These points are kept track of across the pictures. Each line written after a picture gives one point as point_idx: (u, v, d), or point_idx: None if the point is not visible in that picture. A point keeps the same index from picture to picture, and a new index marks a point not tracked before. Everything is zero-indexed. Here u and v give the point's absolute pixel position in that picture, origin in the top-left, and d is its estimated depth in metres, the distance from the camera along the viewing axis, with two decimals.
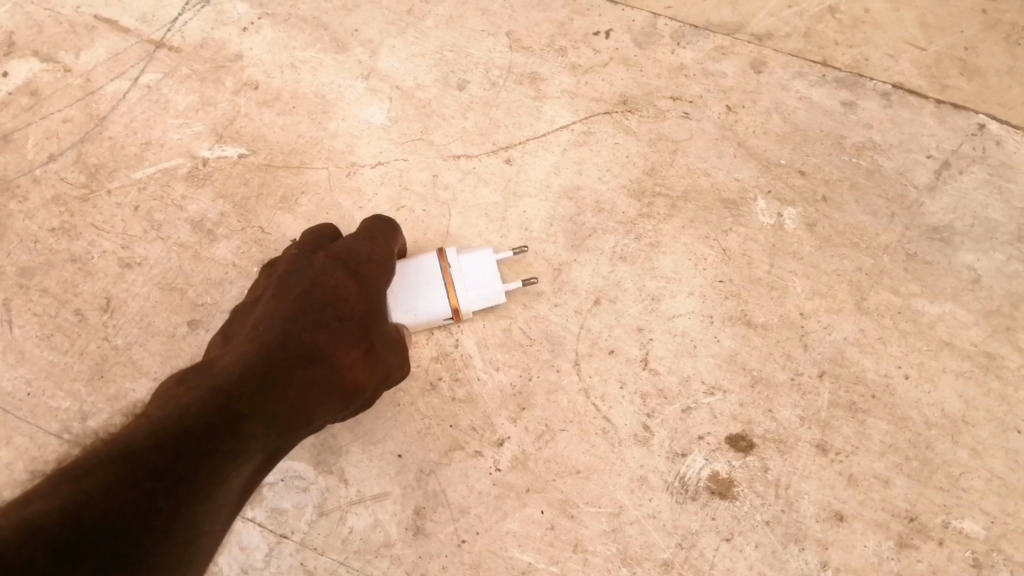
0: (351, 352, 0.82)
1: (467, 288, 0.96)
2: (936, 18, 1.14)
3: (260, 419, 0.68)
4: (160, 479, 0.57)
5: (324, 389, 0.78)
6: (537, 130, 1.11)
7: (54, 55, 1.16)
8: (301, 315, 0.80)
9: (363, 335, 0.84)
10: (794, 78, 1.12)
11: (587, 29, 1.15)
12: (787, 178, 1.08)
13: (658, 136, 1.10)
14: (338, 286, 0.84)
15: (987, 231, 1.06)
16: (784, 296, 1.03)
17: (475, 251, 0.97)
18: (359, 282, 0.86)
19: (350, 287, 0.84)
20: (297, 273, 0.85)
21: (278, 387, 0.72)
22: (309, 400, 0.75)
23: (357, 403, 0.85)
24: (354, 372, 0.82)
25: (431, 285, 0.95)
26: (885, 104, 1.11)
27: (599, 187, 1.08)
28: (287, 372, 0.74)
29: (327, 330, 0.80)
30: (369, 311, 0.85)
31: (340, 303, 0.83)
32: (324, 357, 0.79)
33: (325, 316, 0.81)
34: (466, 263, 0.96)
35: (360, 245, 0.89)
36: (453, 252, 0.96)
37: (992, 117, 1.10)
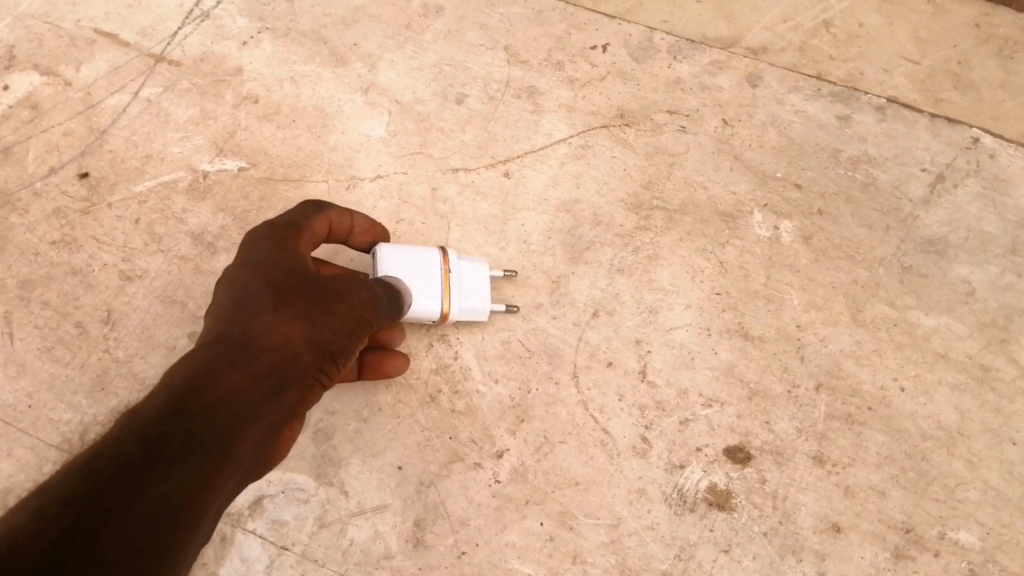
0: (264, 319, 0.73)
1: (463, 296, 0.94)
2: (931, 32, 1.17)
3: (180, 404, 0.64)
4: (82, 501, 0.56)
5: (253, 365, 0.70)
6: (535, 144, 1.12)
7: (54, 68, 1.17)
8: (213, 316, 0.75)
9: (271, 296, 0.74)
10: (789, 91, 1.14)
11: (584, 44, 1.17)
12: (783, 191, 1.09)
13: (654, 150, 1.11)
14: (232, 272, 0.78)
15: (981, 244, 1.07)
16: (781, 308, 1.04)
17: (470, 263, 0.96)
18: (247, 257, 0.78)
19: (237, 270, 0.77)
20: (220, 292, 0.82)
21: (188, 378, 0.66)
22: (238, 377, 0.68)
23: (316, 358, 0.74)
24: (277, 337, 0.72)
25: (429, 281, 0.91)
26: (880, 118, 1.13)
27: (596, 200, 1.09)
28: (186, 372, 0.67)
29: (240, 317, 0.73)
30: (277, 265, 0.76)
31: (242, 291, 0.75)
32: (229, 343, 0.71)
33: (229, 301, 0.75)
34: (465, 273, 0.95)
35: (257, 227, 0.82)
36: (451, 254, 0.94)
37: (986, 131, 1.12)
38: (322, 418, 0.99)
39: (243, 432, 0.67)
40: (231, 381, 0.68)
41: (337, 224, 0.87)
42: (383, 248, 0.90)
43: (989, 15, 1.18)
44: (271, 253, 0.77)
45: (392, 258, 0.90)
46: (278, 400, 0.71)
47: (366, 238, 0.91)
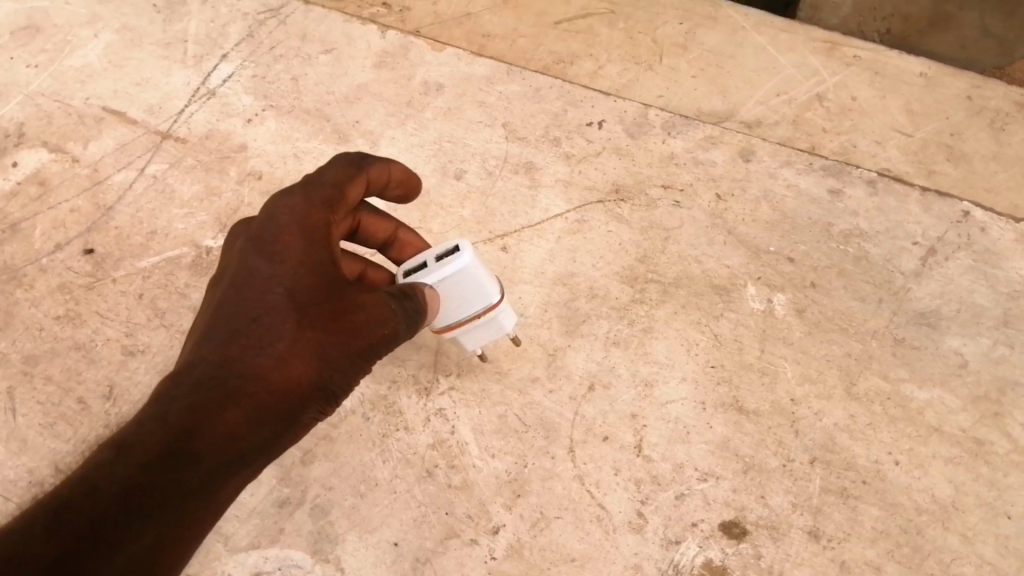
0: (279, 347, 0.71)
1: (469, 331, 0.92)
2: (923, 105, 1.21)
3: (173, 448, 0.66)
4: (50, 558, 0.60)
5: (256, 403, 0.70)
6: (533, 218, 1.14)
7: (62, 146, 1.22)
8: (220, 312, 0.72)
9: (292, 321, 0.72)
10: (782, 166, 1.17)
11: (580, 121, 1.21)
12: (776, 265, 1.11)
13: (649, 224, 1.14)
14: (252, 260, 0.74)
15: (973, 317, 1.07)
16: (775, 381, 1.04)
17: (506, 316, 0.93)
18: (274, 249, 0.74)
19: (259, 261, 0.74)
20: (224, 258, 0.78)
21: (187, 414, 0.67)
22: (234, 419, 0.68)
23: (320, 398, 0.74)
24: (288, 372, 0.71)
25: (455, 314, 0.88)
26: (871, 192, 1.15)
27: (592, 274, 1.11)
28: (189, 402, 0.67)
29: (249, 338, 0.71)
30: (304, 279, 0.74)
31: (256, 302, 0.72)
32: (237, 371, 0.69)
33: (244, 305, 0.72)
34: (494, 321, 0.92)
35: (289, 195, 0.77)
36: (499, 305, 0.89)
37: (976, 205, 1.13)
38: (319, 493, 1.02)
39: (231, 474, 0.69)
40: (228, 421, 0.68)
41: (374, 179, 0.84)
42: (465, 268, 0.83)
43: (980, 87, 1.22)
44: (304, 256, 0.75)
45: (455, 278, 0.84)
46: (272, 438, 0.72)
47: (400, 189, 0.88)
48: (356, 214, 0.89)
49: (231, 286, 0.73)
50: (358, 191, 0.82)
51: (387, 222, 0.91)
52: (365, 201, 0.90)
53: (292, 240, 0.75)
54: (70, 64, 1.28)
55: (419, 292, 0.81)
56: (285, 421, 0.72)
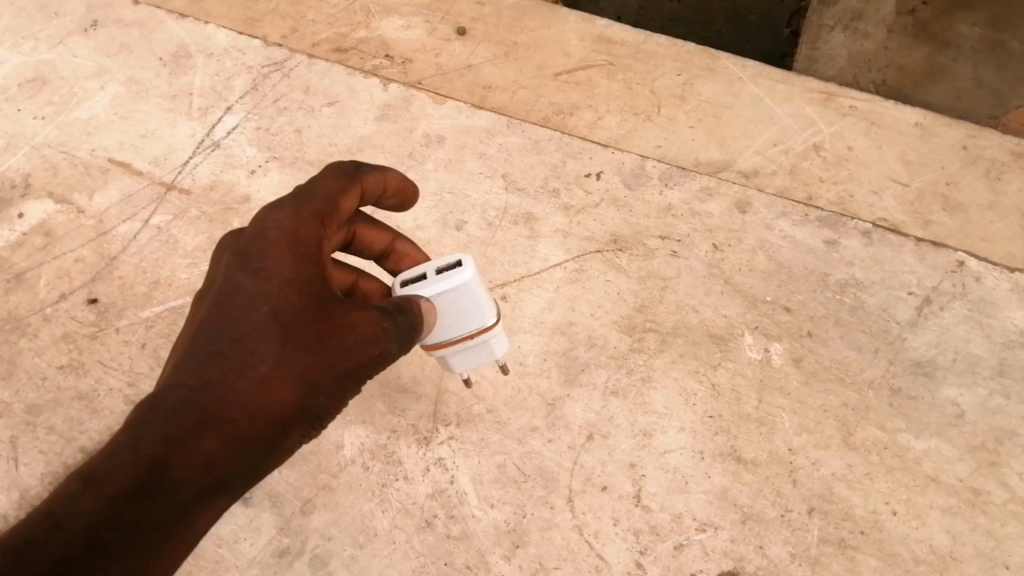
0: (259, 370, 0.69)
1: (461, 350, 0.91)
2: (919, 154, 1.23)
3: (145, 481, 0.62)
4: None
5: (235, 429, 0.67)
6: (532, 268, 1.16)
7: (67, 197, 1.24)
8: (201, 332, 0.70)
9: (275, 342, 0.70)
10: (777, 217, 1.19)
11: (579, 172, 1.23)
12: (773, 314, 1.12)
13: (647, 274, 1.15)
14: (237, 276, 0.72)
15: (969, 366, 1.08)
16: (772, 431, 1.05)
17: (498, 340, 0.93)
18: (260, 266, 0.72)
19: (245, 278, 0.71)
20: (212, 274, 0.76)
21: (161, 444, 0.64)
22: (210, 447, 0.66)
23: (303, 422, 0.71)
24: (269, 396, 0.69)
25: (451, 331, 0.87)
26: (867, 242, 1.17)
27: (590, 323, 1.12)
28: (162, 430, 0.64)
29: (229, 360, 0.68)
30: (289, 298, 0.71)
31: (238, 323, 0.70)
32: (214, 396, 0.67)
33: (226, 324, 0.70)
34: (489, 343, 0.91)
35: (279, 209, 0.76)
36: (493, 328, 0.89)
37: (970, 255, 1.15)
38: (318, 543, 1.03)
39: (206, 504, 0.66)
40: (203, 450, 0.65)
41: (370, 187, 0.82)
42: (466, 284, 0.82)
43: (975, 137, 1.24)
44: (291, 272, 0.72)
45: (454, 293, 0.83)
46: (251, 466, 0.69)
47: (397, 197, 0.87)
48: (353, 225, 0.86)
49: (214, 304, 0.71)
50: (352, 201, 0.81)
51: (384, 233, 0.89)
52: (363, 212, 0.87)
53: (279, 255, 0.73)
54: (76, 116, 1.31)
55: (415, 306, 0.78)
56: (265, 447, 0.69)
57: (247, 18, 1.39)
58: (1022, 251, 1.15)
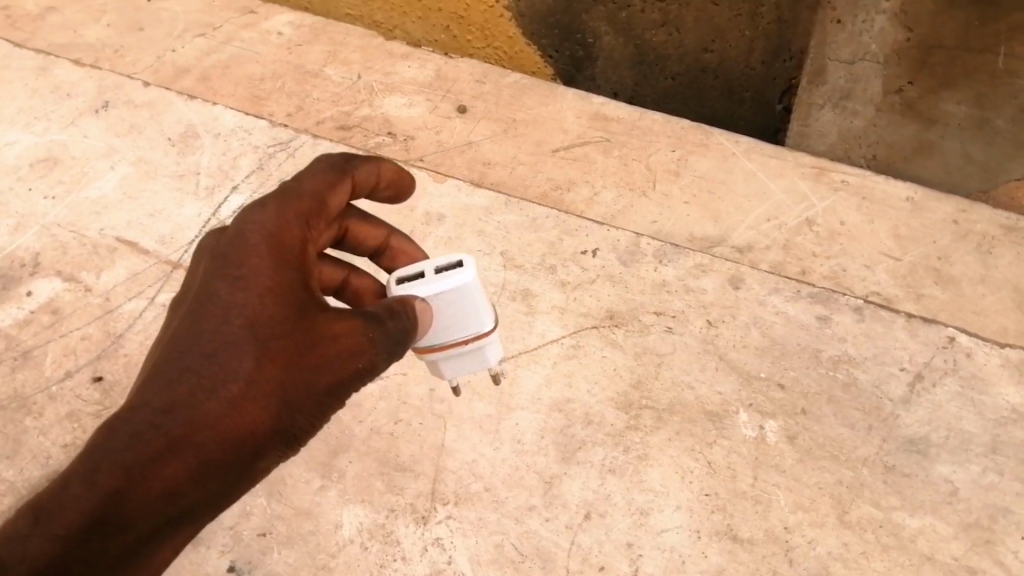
0: (232, 389, 0.72)
1: (456, 356, 0.91)
2: (910, 229, 1.26)
3: (99, 516, 0.67)
4: None
5: (200, 452, 0.71)
6: (530, 343, 1.19)
7: (75, 275, 1.27)
8: (176, 344, 0.72)
9: (249, 359, 0.73)
10: (770, 293, 1.21)
11: (575, 249, 1.26)
12: (767, 391, 1.13)
13: (643, 349, 1.17)
14: (215, 283, 0.75)
15: (961, 443, 1.09)
16: (768, 509, 1.05)
17: (494, 350, 0.93)
18: (239, 274, 0.75)
19: (223, 286, 0.75)
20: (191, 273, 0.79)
21: (121, 474, 0.67)
22: (174, 471, 0.70)
23: (276, 438, 0.75)
24: (240, 415, 0.72)
25: (447, 332, 0.88)
26: (858, 318, 1.19)
27: (588, 399, 1.14)
28: (123, 460, 0.68)
29: (203, 377, 0.71)
30: (267, 312, 0.74)
31: (213, 338, 0.72)
32: (181, 418, 0.70)
33: (200, 339, 0.72)
34: (485, 350, 0.92)
35: (262, 213, 0.78)
36: (488, 333, 0.90)
37: (961, 330, 1.17)
38: None
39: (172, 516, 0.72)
40: (169, 473, 0.69)
41: (360, 180, 0.87)
42: (467, 283, 0.84)
43: (965, 212, 1.28)
44: (272, 281, 0.76)
45: (453, 293, 0.84)
46: (217, 483, 0.73)
47: (390, 189, 0.91)
48: (345, 221, 0.91)
49: (190, 315, 0.74)
50: (340, 197, 0.85)
51: (380, 229, 0.93)
52: (356, 208, 0.92)
53: (260, 263, 0.76)
54: (85, 196, 1.35)
55: (408, 307, 0.80)
56: (233, 466, 0.73)
57: (253, 97, 1.43)
58: (1014, 325, 1.17)
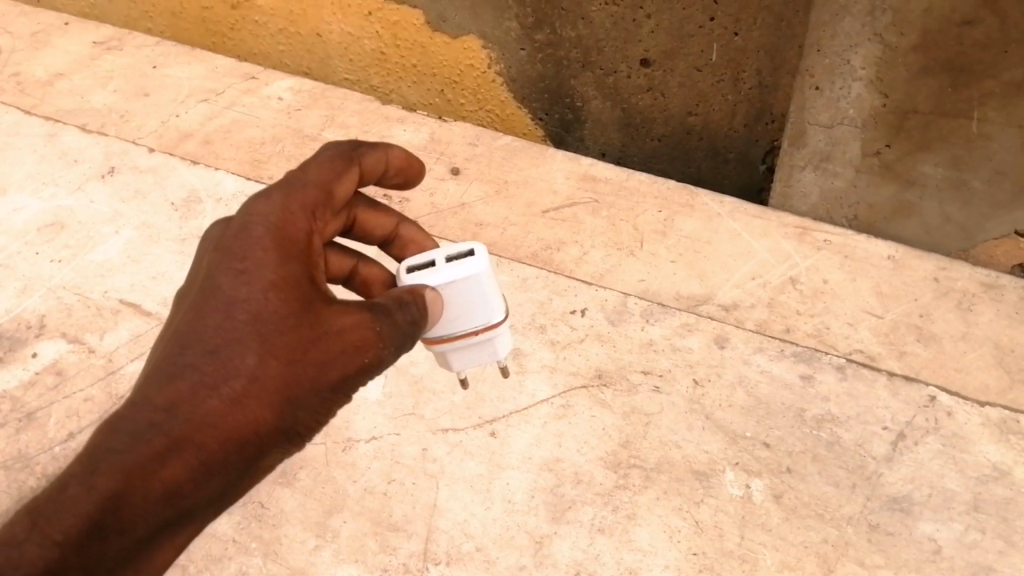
0: (235, 386, 0.73)
1: (465, 347, 0.98)
2: (891, 287, 1.30)
3: (98, 521, 0.68)
4: None
5: (202, 452, 0.72)
6: (520, 403, 1.21)
7: (79, 337, 1.29)
8: (178, 339, 0.74)
9: (253, 357, 0.74)
10: (755, 352, 1.24)
11: (565, 308, 1.29)
12: (753, 450, 1.15)
13: (631, 409, 1.19)
14: (218, 277, 0.76)
15: (944, 501, 1.11)
16: (755, 568, 1.07)
17: (502, 342, 1.00)
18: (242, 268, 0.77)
19: (227, 281, 0.76)
20: (195, 266, 0.81)
21: (120, 477, 0.69)
22: (175, 472, 0.71)
23: (279, 435, 0.77)
24: (242, 413, 0.74)
25: (460, 321, 0.94)
26: (841, 377, 1.22)
27: (577, 459, 1.16)
28: (122, 461, 0.69)
29: (205, 372, 0.73)
30: (271, 307, 0.76)
31: (215, 334, 0.74)
32: (182, 416, 0.71)
33: (203, 334, 0.74)
34: (495, 341, 0.99)
35: (267, 204, 0.81)
36: (498, 324, 0.97)
37: (940, 389, 1.20)
38: None
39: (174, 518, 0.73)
40: (169, 474, 0.71)
41: (368, 169, 0.91)
42: (477, 272, 0.91)
43: (946, 269, 1.31)
44: (275, 275, 0.77)
45: (465, 282, 0.91)
46: (219, 481, 0.74)
47: (398, 177, 0.96)
48: (354, 209, 0.96)
49: (193, 310, 0.75)
50: (346, 186, 0.89)
51: (389, 217, 0.99)
52: (365, 197, 0.97)
53: (263, 256, 0.78)
54: (90, 259, 1.37)
55: (418, 299, 0.85)
56: (235, 465, 0.75)
57: (253, 160, 1.47)
58: (996, 382, 1.20)
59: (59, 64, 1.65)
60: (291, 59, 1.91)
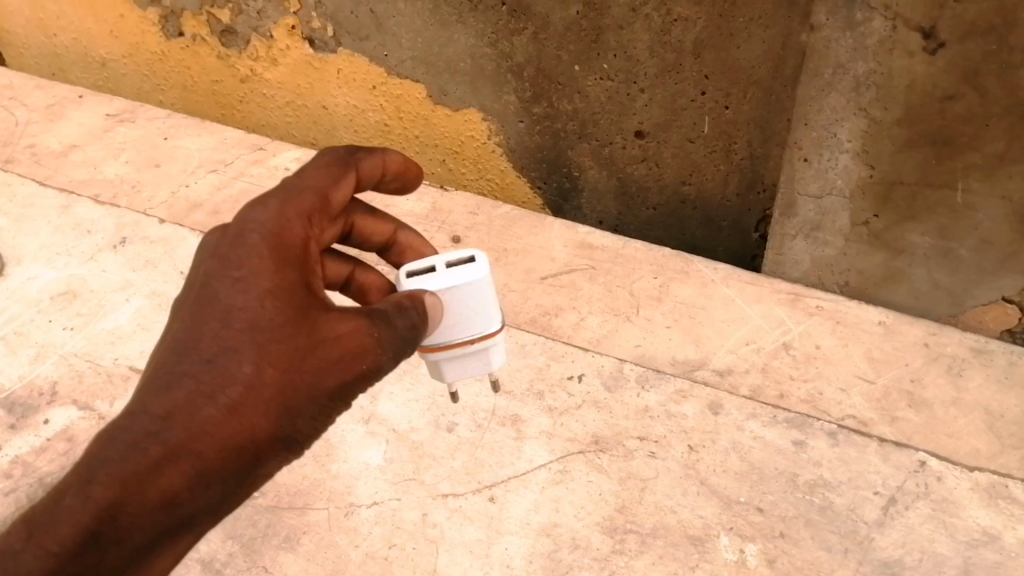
0: (231, 395, 0.80)
1: (462, 356, 1.07)
2: (882, 352, 1.33)
3: (94, 531, 0.75)
4: None
5: (198, 460, 0.78)
6: (519, 468, 1.24)
7: (90, 403, 1.32)
8: (177, 348, 0.80)
9: (249, 367, 0.80)
10: (748, 418, 1.27)
11: (563, 374, 1.33)
12: (747, 515, 1.18)
13: (627, 474, 1.22)
14: (216, 285, 0.82)
15: (935, 565, 1.13)
16: None
17: (496, 354, 1.09)
18: (239, 277, 0.83)
19: (224, 288, 0.82)
20: (192, 269, 0.87)
21: (116, 486, 0.75)
22: (173, 478, 0.78)
23: (275, 440, 0.83)
24: (238, 421, 0.80)
25: (459, 328, 1.03)
26: (833, 442, 1.24)
27: (574, 523, 1.18)
28: (118, 472, 0.76)
29: (202, 380, 0.79)
30: (267, 317, 0.82)
31: (211, 344, 0.80)
32: (177, 427, 0.77)
33: (201, 344, 0.80)
34: (490, 352, 1.08)
35: (264, 213, 0.88)
36: (494, 334, 1.06)
37: (930, 454, 1.22)
38: None
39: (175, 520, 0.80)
40: (167, 480, 0.77)
41: (364, 173, 1.00)
42: (477, 279, 1.00)
43: (936, 334, 1.35)
44: (271, 283, 0.83)
45: (466, 289, 1.00)
46: (215, 488, 0.81)
47: (394, 182, 1.07)
48: (352, 216, 1.05)
49: (190, 319, 0.81)
50: (343, 191, 0.97)
51: (386, 226, 1.09)
52: (362, 205, 1.07)
53: (260, 264, 0.84)
54: (101, 327, 1.41)
55: (417, 304, 0.93)
56: (231, 469, 0.81)
57: None
58: (985, 447, 1.23)
59: (74, 135, 1.71)
60: (297, 130, 1.97)
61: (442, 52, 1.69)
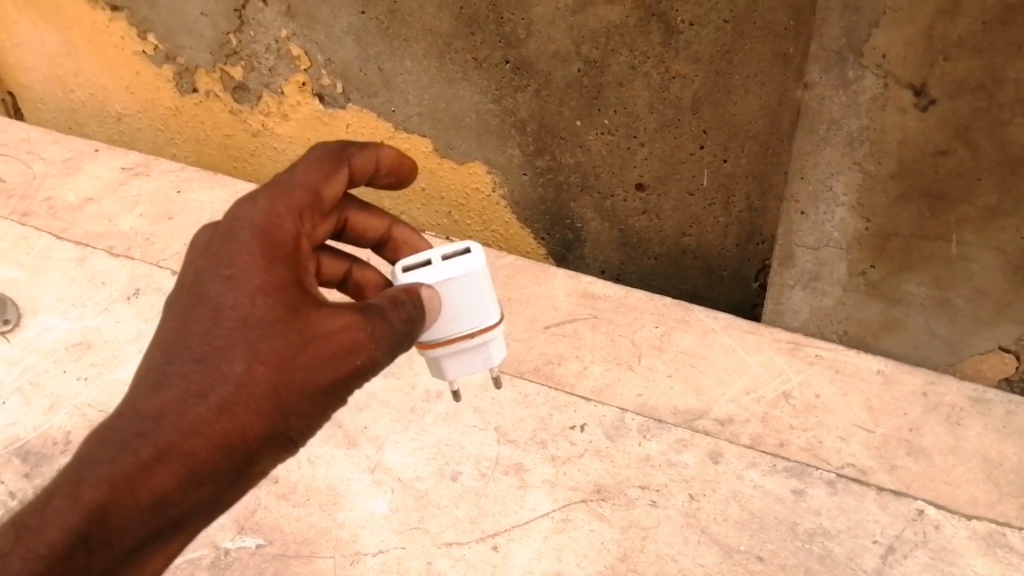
0: (221, 393, 0.87)
1: (460, 349, 1.09)
2: (881, 400, 1.36)
3: (84, 532, 0.82)
4: None
5: (189, 459, 0.86)
6: (521, 517, 1.26)
7: None
8: (170, 348, 0.88)
9: (238, 366, 0.88)
10: (748, 466, 1.29)
11: (565, 423, 1.35)
12: (747, 564, 1.20)
13: (629, 522, 1.24)
14: (209, 287, 0.90)
15: None
16: None
17: (496, 347, 1.12)
18: (230, 278, 0.90)
19: (215, 290, 0.90)
20: (185, 269, 0.94)
21: (106, 488, 0.82)
22: (164, 476, 0.85)
23: (267, 436, 0.90)
24: (229, 418, 0.87)
25: (456, 322, 1.06)
26: (832, 491, 1.26)
27: (577, 572, 1.20)
28: (109, 472, 0.83)
29: (193, 379, 0.86)
30: (256, 317, 0.89)
31: (202, 345, 0.88)
32: (168, 426, 0.85)
33: (192, 345, 0.88)
34: (489, 344, 1.11)
35: (254, 214, 0.95)
36: (491, 328, 1.09)
37: (928, 502, 1.24)
38: None
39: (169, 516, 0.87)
40: (159, 479, 0.84)
41: (357, 167, 1.07)
42: (470, 271, 1.04)
43: (934, 383, 1.37)
44: (260, 282, 0.91)
45: (460, 281, 1.04)
46: (206, 486, 0.88)
47: (388, 176, 1.13)
48: (345, 212, 1.13)
49: (182, 321, 0.89)
50: (336, 185, 1.04)
51: (382, 220, 1.16)
52: (355, 200, 1.14)
53: (249, 265, 0.91)
54: (114, 378, 1.45)
55: (415, 296, 0.98)
56: (224, 464, 0.88)
57: None
58: (983, 495, 1.25)
59: (89, 188, 1.76)
60: None
61: (448, 108, 1.74)
